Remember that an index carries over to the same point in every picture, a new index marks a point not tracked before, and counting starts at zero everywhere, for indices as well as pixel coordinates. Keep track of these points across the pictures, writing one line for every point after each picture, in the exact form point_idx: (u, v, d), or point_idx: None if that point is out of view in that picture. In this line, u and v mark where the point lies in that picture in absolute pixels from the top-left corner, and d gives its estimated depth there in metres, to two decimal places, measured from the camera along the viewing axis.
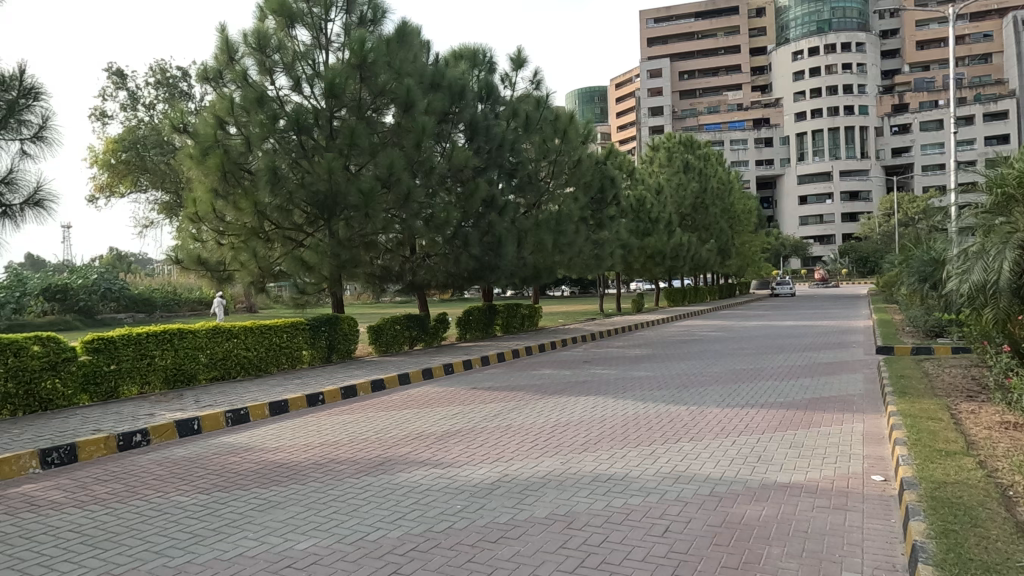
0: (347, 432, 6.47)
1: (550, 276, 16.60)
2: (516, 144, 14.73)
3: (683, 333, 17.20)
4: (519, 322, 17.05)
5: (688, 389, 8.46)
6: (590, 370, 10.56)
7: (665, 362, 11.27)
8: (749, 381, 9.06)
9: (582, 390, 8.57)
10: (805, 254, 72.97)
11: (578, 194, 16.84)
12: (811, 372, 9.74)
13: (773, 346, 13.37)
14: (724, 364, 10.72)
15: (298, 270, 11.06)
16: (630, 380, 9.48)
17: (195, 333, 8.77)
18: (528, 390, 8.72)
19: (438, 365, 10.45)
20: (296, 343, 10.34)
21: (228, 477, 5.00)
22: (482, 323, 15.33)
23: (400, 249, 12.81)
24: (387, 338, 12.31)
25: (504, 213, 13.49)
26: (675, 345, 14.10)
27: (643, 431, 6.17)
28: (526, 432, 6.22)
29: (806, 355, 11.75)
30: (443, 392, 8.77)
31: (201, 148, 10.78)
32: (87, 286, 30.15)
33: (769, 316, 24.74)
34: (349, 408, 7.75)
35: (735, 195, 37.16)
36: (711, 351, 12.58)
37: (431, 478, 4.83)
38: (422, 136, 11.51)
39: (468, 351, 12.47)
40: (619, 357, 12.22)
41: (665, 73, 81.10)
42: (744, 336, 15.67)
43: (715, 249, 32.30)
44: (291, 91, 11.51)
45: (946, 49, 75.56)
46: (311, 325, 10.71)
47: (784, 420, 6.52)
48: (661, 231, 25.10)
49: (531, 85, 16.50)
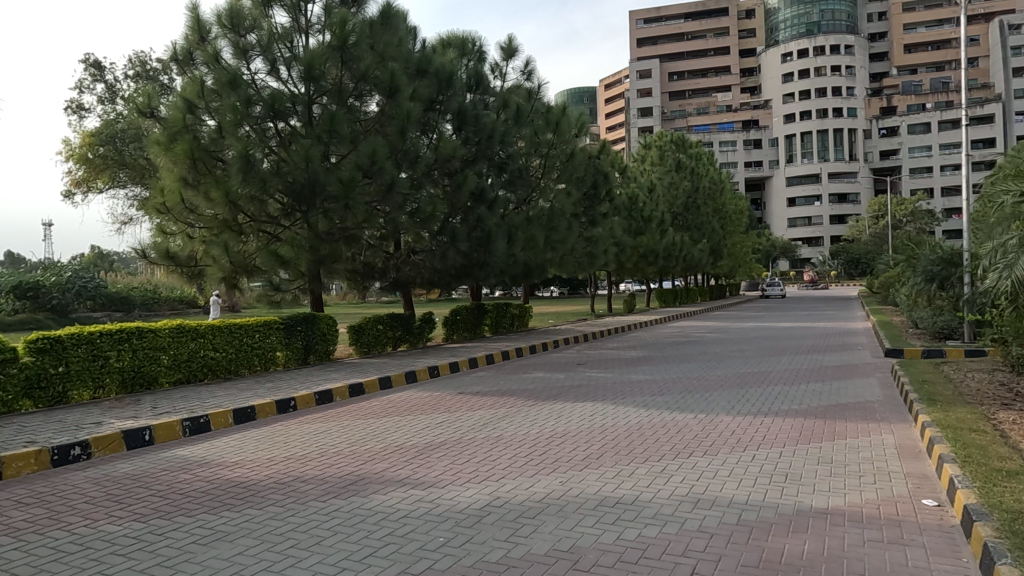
0: (317, 444, 5.75)
1: (541, 275, 15.95)
2: (507, 136, 14.04)
3: (679, 335, 16.64)
4: (508, 323, 16.38)
5: (694, 395, 7.81)
6: (585, 374, 9.91)
7: (663, 365, 10.64)
8: (757, 386, 8.44)
9: (579, 396, 7.91)
10: (794, 256, 72.86)
11: (570, 190, 16.19)
12: (821, 376, 9.13)
13: (775, 348, 12.80)
14: (727, 367, 10.09)
15: (273, 266, 10.33)
16: (629, 384, 8.83)
17: (157, 333, 8.01)
18: (519, 396, 8.03)
19: (423, 367, 9.76)
20: (269, 344, 9.63)
21: (172, 500, 4.28)
22: (470, 324, 14.65)
23: (384, 244, 12.09)
24: (369, 338, 11.60)
25: (494, 207, 12.79)
26: (672, 346, 13.49)
27: (650, 443, 5.51)
28: (519, 445, 5.54)
29: (810, 358, 11.17)
30: (427, 397, 8.07)
31: (169, 134, 10.01)
32: (60, 284, 29.21)
33: (763, 317, 24.21)
34: (323, 415, 7.04)
35: (727, 195, 36.71)
36: (710, 353, 11.98)
37: (410, 502, 4.14)
38: (407, 124, 10.78)
39: (454, 353, 11.77)
40: (615, 360, 11.60)
41: (655, 74, 80.78)
42: (743, 338, 15.12)
43: (707, 249, 31.84)
44: (268, 75, 10.76)
45: (933, 53, 75.79)
46: (286, 324, 9.98)
47: (804, 431, 5.88)
48: (653, 230, 24.56)
49: (522, 75, 15.83)
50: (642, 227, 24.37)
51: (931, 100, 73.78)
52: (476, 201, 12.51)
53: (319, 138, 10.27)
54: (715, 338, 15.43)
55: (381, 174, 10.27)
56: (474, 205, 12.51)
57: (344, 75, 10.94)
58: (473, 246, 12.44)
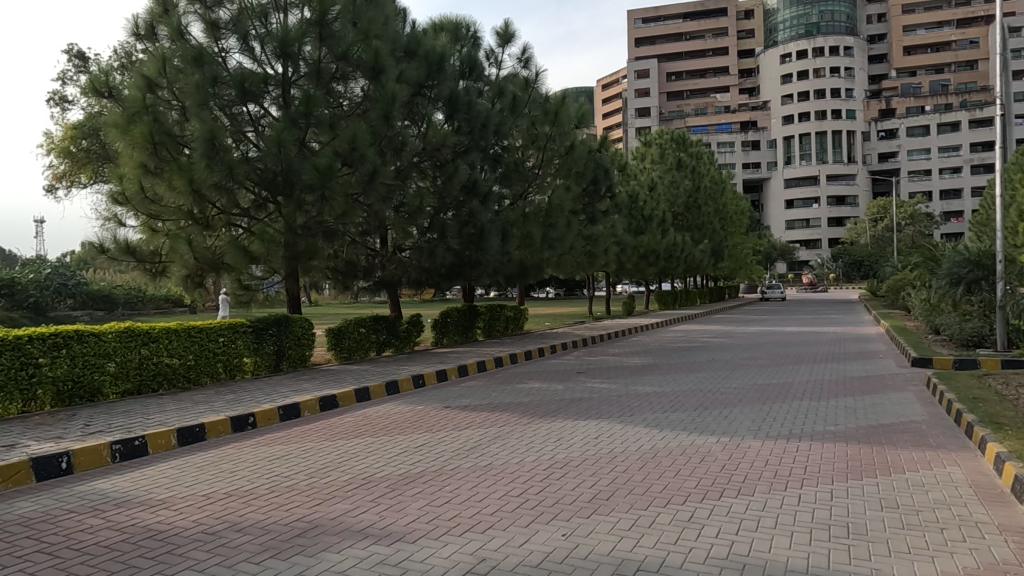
0: (269, 475, 4.77)
1: (538, 275, 15.03)
2: (502, 126, 13.09)
3: (684, 339, 15.72)
4: (502, 326, 15.47)
5: (711, 413, 6.86)
6: (586, 384, 8.97)
7: (670, 374, 9.71)
8: (781, 401, 7.49)
9: (581, 412, 6.95)
10: (792, 258, 72.08)
11: (570, 185, 15.22)
12: (850, 389, 8.18)
13: (790, 355, 11.89)
14: (743, 379, 9.15)
15: (241, 262, 9.32)
16: (637, 398, 7.86)
17: (101, 337, 7.04)
18: (514, 411, 7.07)
19: (407, 377, 8.78)
20: (235, 349, 8.65)
21: (61, 561, 3.29)
22: (462, 327, 13.69)
23: (367, 240, 11.11)
24: (349, 342, 10.64)
25: (488, 202, 11.81)
26: (678, 353, 12.54)
27: (670, 477, 4.56)
28: (512, 478, 4.57)
29: (830, 368, 10.25)
30: (408, 412, 7.09)
31: (126, 114, 8.99)
32: (38, 281, 27.98)
33: (768, 321, 23.28)
34: (287, 435, 6.07)
35: (727, 195, 35.86)
36: (720, 361, 11.10)
37: (368, 568, 3.16)
38: (392, 107, 9.79)
39: (443, 359, 10.81)
40: (616, 367, 10.68)
41: (653, 73, 79.95)
42: (751, 344, 14.23)
43: (708, 250, 31.00)
44: (240, 52, 9.79)
45: (933, 55, 75.17)
46: (255, 326, 8.99)
47: (850, 461, 4.94)
48: (654, 229, 23.66)
49: (519, 62, 14.84)
50: (642, 226, 23.48)
51: (930, 102, 73.21)
52: (468, 195, 11.53)
53: (294, 121, 9.30)
54: (722, 343, 14.52)
55: (363, 162, 9.27)
56: (466, 199, 11.52)
57: (325, 54, 9.99)
58: (465, 243, 11.44)
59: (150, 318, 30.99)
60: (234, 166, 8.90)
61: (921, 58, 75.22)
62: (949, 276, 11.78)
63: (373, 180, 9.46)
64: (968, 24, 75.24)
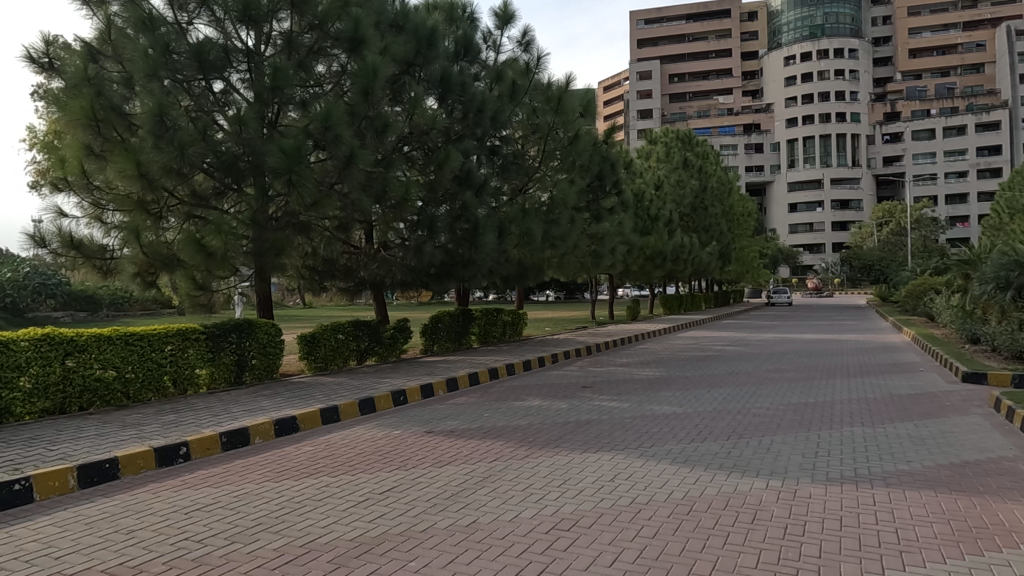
0: (176, 539, 3.55)
1: (538, 276, 13.86)
2: (500, 113, 11.89)
3: (697, 347, 14.49)
4: (499, 332, 14.25)
5: (747, 443, 5.65)
6: (593, 401, 7.75)
7: (688, 390, 8.50)
8: (828, 428, 6.25)
9: (591, 442, 5.70)
10: (795, 262, 70.97)
11: (573, 179, 13.98)
12: (906, 411, 6.93)
13: (819, 367, 10.66)
14: (774, 398, 7.90)
15: (196, 257, 8.04)
16: (657, 421, 6.63)
17: (13, 346, 5.84)
18: (508, 440, 5.82)
19: (386, 393, 7.54)
20: (185, 359, 7.42)
21: None
22: (454, 333, 12.45)
23: (346, 236, 9.90)
24: (324, 350, 9.41)
25: (483, 194, 10.58)
26: (692, 363, 11.31)
27: (719, 549, 3.31)
28: (502, 550, 3.34)
29: (870, 382, 9.03)
30: (381, 440, 5.84)
31: (65, 87, 7.76)
32: (16, 281, 26.85)
33: (779, 327, 22.09)
34: (223, 472, 4.83)
35: (734, 197, 34.66)
36: (740, 374, 9.89)
37: None
38: (373, 83, 8.54)
39: (430, 371, 9.57)
40: (624, 381, 9.45)
41: (655, 75, 78.82)
42: (771, 354, 13.01)
43: (716, 253, 29.79)
44: (200, 21, 8.57)
45: (940, 57, 74.01)
46: (211, 332, 7.73)
47: (960, 524, 3.66)
48: (660, 230, 22.54)
49: (520, 46, 13.67)
50: (648, 226, 22.27)
51: (936, 105, 72.08)
52: (462, 186, 10.29)
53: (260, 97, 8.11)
54: (737, 352, 13.31)
55: (338, 143, 8.05)
56: (459, 190, 10.28)
57: (299, 25, 8.81)
58: (456, 239, 10.20)
59: (135, 320, 29.82)
60: (187, 147, 7.66)
61: (927, 61, 74.10)
62: (996, 280, 10.72)
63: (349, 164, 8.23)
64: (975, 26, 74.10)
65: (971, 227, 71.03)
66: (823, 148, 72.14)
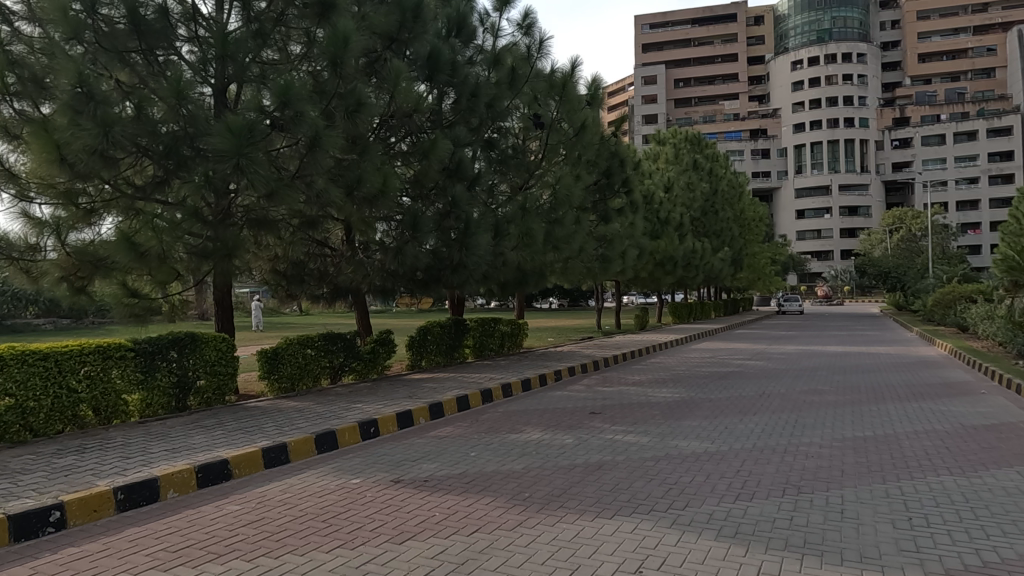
0: None
1: (540, 282, 12.52)
2: (497, 101, 10.61)
3: (715, 361, 13.14)
4: (496, 344, 12.92)
5: (811, 502, 4.28)
6: (604, 434, 6.40)
7: (716, 418, 7.16)
8: (907, 477, 4.88)
9: (605, 500, 4.33)
10: (802, 269, 69.53)
11: (579, 174, 12.68)
12: (997, 452, 5.54)
13: (862, 388, 9.26)
14: (823, 430, 6.57)
15: (127, 258, 6.69)
16: (687, 465, 5.27)
17: None
18: (498, 496, 4.46)
19: (352, 424, 6.20)
20: (108, 382, 6.09)
21: None
22: (444, 346, 11.11)
23: (317, 235, 8.58)
24: (288, 367, 8.07)
25: (476, 188, 9.28)
26: (712, 382, 9.92)
27: None
28: None
29: (930, 408, 7.65)
30: (332, 497, 4.49)
31: None
32: None
33: (797, 338, 20.69)
34: (97, 553, 3.47)
35: (745, 201, 33.37)
36: (770, 398, 8.54)
37: None
38: (343, 54, 7.23)
39: (412, 393, 8.22)
40: (637, 405, 8.09)
41: (661, 80, 77.71)
42: (799, 370, 11.63)
43: (727, 258, 28.48)
44: None
45: (950, 62, 72.65)
46: (143, 349, 6.41)
47: None
48: (671, 233, 21.19)
49: (519, 29, 12.37)
50: (658, 230, 20.99)
51: (947, 110, 70.69)
52: (451, 179, 9.00)
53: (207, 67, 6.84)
54: (760, 368, 11.93)
55: (300, 123, 6.76)
56: (449, 183, 8.95)
57: None
58: (446, 239, 8.88)
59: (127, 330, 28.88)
60: (114, 125, 6.33)
61: (937, 65, 72.69)
62: None
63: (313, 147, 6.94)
64: (985, 30, 72.66)
65: (983, 234, 69.50)
66: (831, 153, 70.82)
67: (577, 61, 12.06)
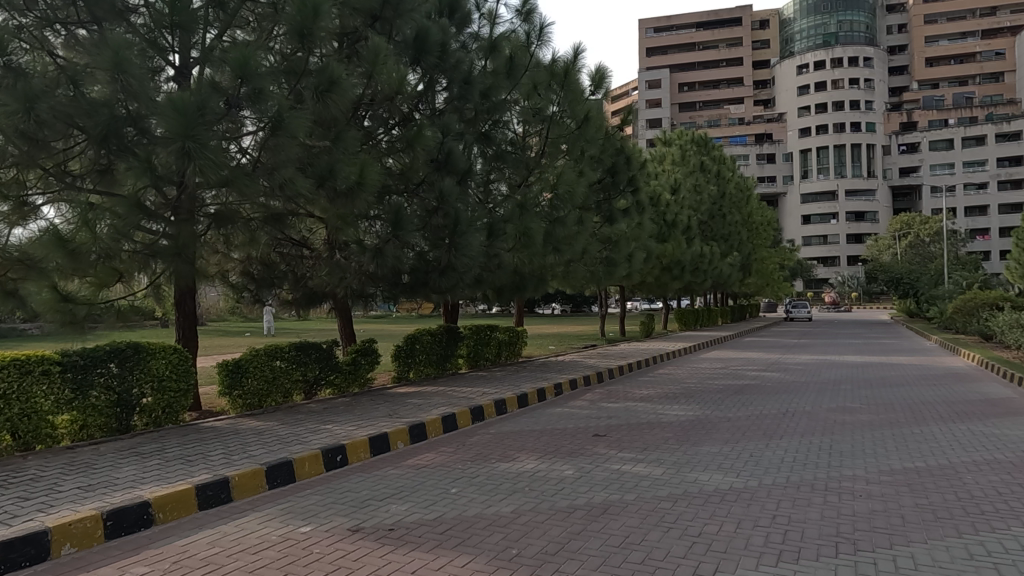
0: None
1: (539, 287, 11.60)
2: (492, 90, 9.78)
3: (727, 372, 12.19)
4: (492, 353, 12.01)
5: (876, 568, 3.34)
6: (609, 464, 5.48)
7: (736, 443, 6.25)
8: (987, 529, 3.92)
9: (613, 562, 3.41)
10: (808, 276, 68.45)
11: (583, 171, 11.79)
12: None
13: (896, 406, 8.29)
14: (866, 460, 5.62)
15: (57, 257, 5.78)
16: (712, 507, 4.34)
17: None
18: (478, 554, 3.54)
19: (315, 452, 5.29)
20: (29, 403, 5.21)
21: None
22: (435, 356, 10.20)
23: (288, 232, 7.69)
24: (253, 381, 7.18)
25: (468, 183, 8.40)
26: (729, 398, 8.97)
27: None
28: None
29: (983, 432, 6.69)
30: (269, 553, 3.57)
31: None
32: None
33: (810, 347, 19.71)
34: None
35: (753, 205, 32.46)
36: (794, 417, 7.62)
37: None
38: (313, 24, 6.34)
39: (393, 410, 7.30)
40: (646, 425, 7.17)
41: (665, 83, 76.87)
42: (821, 384, 10.65)
43: (736, 264, 27.57)
44: None
45: (959, 66, 71.69)
46: (74, 362, 5.53)
47: None
48: (678, 237, 20.25)
49: (518, 15, 11.52)
50: (664, 233, 20.10)
51: (955, 114, 69.71)
52: (440, 172, 8.12)
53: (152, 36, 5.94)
54: (777, 381, 10.98)
55: (263, 104, 5.93)
56: (437, 176, 8.06)
57: None
58: (433, 238, 7.95)
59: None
60: (39, 101, 5.42)
61: (945, 69, 71.72)
62: None
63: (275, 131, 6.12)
64: (993, 34, 71.67)
65: (992, 240, 68.33)
66: (838, 158, 69.86)
67: (580, 48, 11.18)
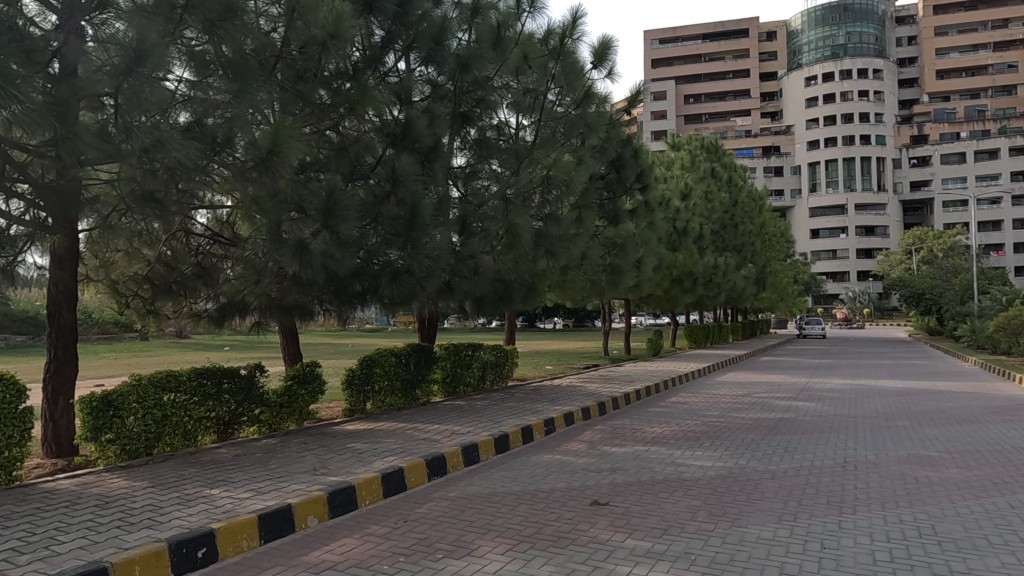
0: None
1: (532, 298, 9.75)
2: (473, 57, 8.02)
3: (752, 402, 10.27)
4: (475, 377, 10.12)
5: None
6: (612, 567, 3.57)
7: (793, 522, 4.35)
8: None
9: None
10: (818, 291, 66.38)
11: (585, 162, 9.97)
12: None
13: (980, 453, 6.40)
14: (1002, 558, 3.71)
15: None
16: None
17: None
18: None
19: (158, 544, 3.44)
20: None
21: None
22: (401, 383, 8.34)
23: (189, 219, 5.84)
24: (125, 422, 5.29)
25: (433, 166, 6.66)
26: (764, 441, 7.09)
27: None
28: None
29: None
30: None
31: None
32: None
33: (834, 368, 17.78)
34: None
35: (766, 215, 30.69)
36: (859, 474, 5.70)
37: None
38: None
39: (323, 461, 5.43)
40: (663, 486, 5.25)
41: (670, 95, 75.50)
42: (869, 419, 8.75)
43: (750, 277, 25.81)
44: None
45: (970, 78, 70.07)
46: None
47: None
48: (688, 246, 18.42)
49: None
50: (674, 241, 18.33)
51: (967, 127, 68.04)
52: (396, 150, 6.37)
53: None
54: (815, 415, 9.05)
55: None
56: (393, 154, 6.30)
57: None
58: (384, 234, 6.14)
59: (93, 348, 26.65)
60: None
61: (956, 81, 70.08)
62: None
63: (132, 71, 4.36)
64: (1005, 46, 69.93)
65: (1007, 256, 66.32)
66: (847, 171, 68.14)
67: (579, 12, 9.36)
